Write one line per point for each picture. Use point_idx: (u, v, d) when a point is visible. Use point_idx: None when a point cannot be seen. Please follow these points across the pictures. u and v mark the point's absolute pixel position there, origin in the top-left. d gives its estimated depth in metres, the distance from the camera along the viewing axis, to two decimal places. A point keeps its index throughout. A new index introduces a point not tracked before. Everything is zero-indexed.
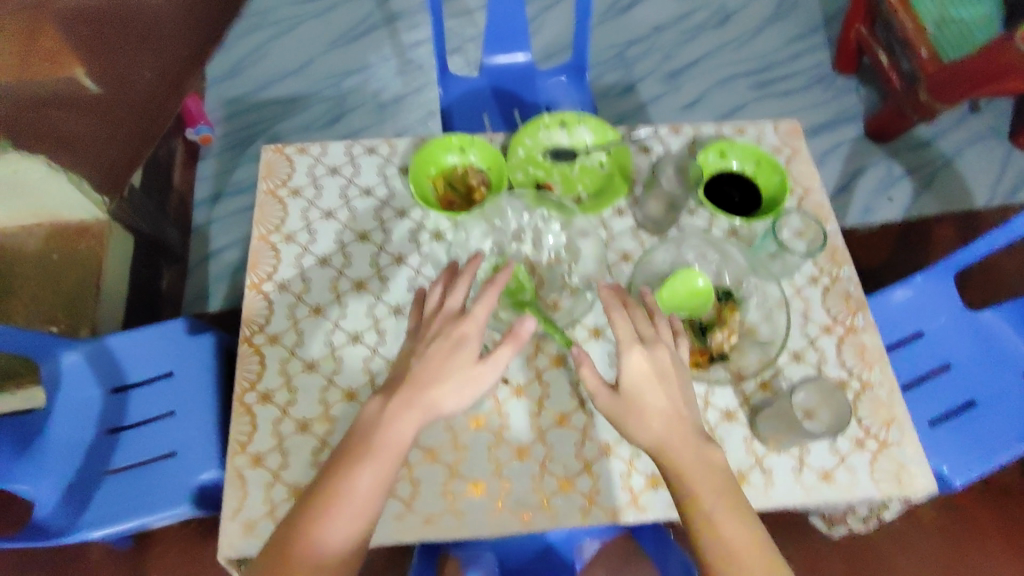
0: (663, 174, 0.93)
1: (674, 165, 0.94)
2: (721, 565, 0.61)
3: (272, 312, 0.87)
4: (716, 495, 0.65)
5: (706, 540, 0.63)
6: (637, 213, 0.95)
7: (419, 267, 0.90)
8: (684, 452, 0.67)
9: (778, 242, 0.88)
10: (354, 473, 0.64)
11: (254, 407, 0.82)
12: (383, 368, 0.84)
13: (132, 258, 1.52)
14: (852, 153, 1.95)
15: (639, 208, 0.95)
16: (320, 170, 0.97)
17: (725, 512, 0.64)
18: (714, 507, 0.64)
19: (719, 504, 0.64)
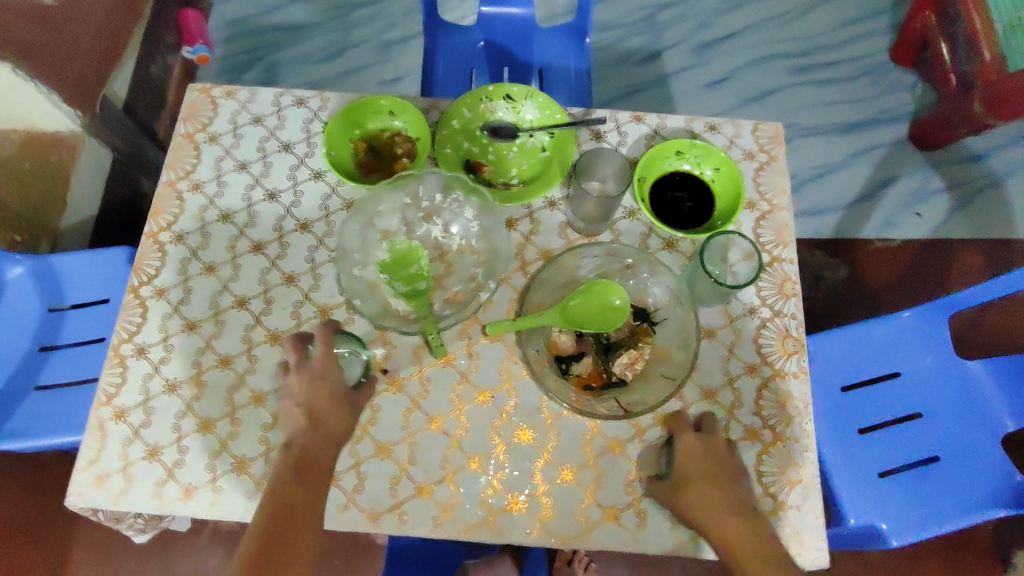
0: (602, 170, 0.87)
1: (614, 165, 0.87)
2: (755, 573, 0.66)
3: (164, 265, 0.84)
4: (728, 518, 0.69)
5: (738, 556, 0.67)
6: (569, 209, 0.86)
7: (322, 236, 0.85)
8: (701, 484, 0.71)
9: (707, 269, 0.78)
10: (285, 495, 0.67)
11: (128, 358, 0.80)
12: (263, 339, 0.81)
13: (106, 180, 1.54)
14: (887, 157, 1.76)
15: (572, 204, 0.86)
16: (243, 118, 0.92)
17: (737, 529, 0.68)
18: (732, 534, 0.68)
19: (743, 542, 0.67)
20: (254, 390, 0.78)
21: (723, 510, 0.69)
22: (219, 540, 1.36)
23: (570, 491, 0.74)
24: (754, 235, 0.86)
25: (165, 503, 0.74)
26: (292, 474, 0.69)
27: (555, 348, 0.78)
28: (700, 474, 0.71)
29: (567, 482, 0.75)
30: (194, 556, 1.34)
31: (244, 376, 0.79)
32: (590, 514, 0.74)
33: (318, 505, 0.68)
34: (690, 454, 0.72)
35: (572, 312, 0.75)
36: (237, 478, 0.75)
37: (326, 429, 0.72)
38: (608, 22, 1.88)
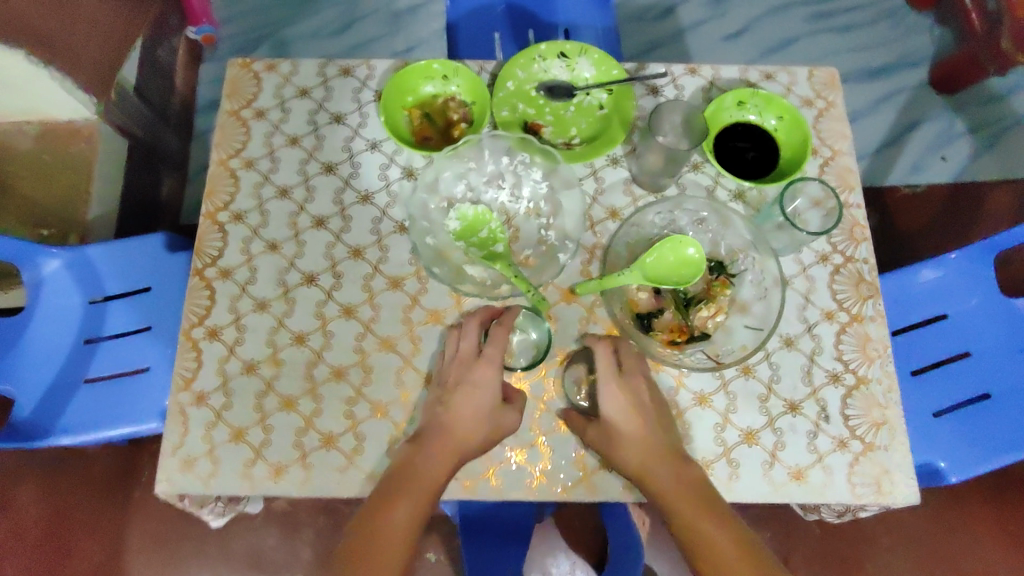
0: (666, 121, 0.83)
1: (678, 115, 0.84)
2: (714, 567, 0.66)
3: (226, 245, 0.82)
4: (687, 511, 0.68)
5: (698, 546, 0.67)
6: (633, 164, 0.85)
7: (384, 208, 0.84)
8: (632, 442, 0.71)
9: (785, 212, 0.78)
10: (392, 502, 0.67)
11: (201, 342, 0.78)
12: (336, 314, 0.79)
13: (126, 166, 1.48)
14: (911, 101, 1.75)
15: (635, 159, 0.85)
16: (288, 92, 0.90)
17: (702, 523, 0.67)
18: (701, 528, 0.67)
19: (681, 492, 0.68)
20: (333, 365, 0.77)
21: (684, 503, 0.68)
22: (273, 519, 1.36)
23: None
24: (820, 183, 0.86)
25: (255, 483, 0.73)
26: (397, 480, 0.68)
27: (635, 305, 0.78)
28: (652, 459, 0.70)
29: None
30: (250, 536, 1.35)
31: (321, 351, 0.78)
32: None
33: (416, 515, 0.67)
34: (624, 418, 0.72)
35: (648, 267, 0.74)
36: (326, 453, 0.74)
37: (455, 431, 0.70)
38: None
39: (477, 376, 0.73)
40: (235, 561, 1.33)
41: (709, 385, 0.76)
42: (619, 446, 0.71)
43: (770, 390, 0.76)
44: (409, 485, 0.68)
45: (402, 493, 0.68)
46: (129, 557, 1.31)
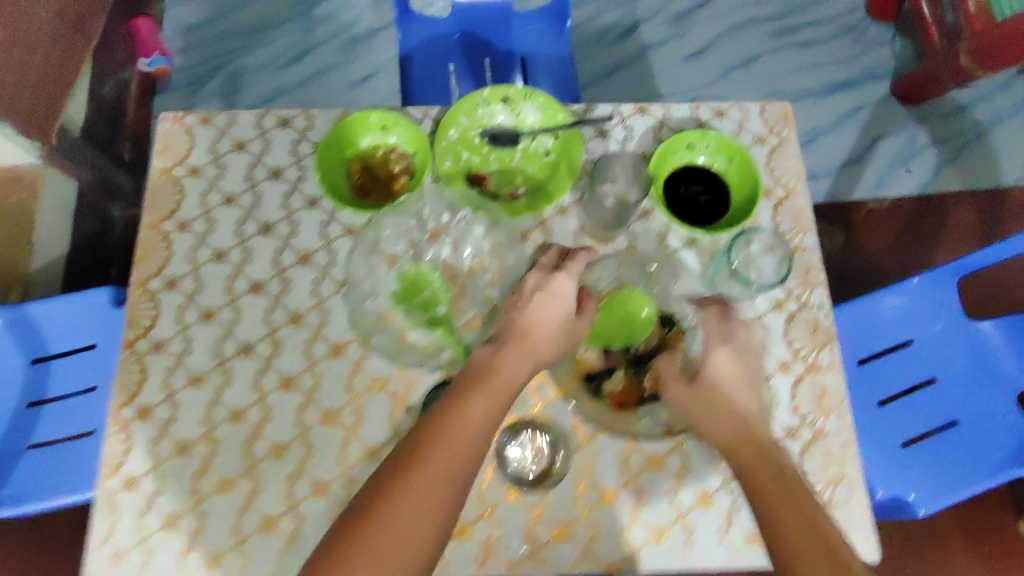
0: (610, 173, 0.82)
1: (624, 166, 0.82)
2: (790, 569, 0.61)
3: (159, 315, 0.78)
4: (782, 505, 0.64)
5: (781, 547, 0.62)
6: (581, 213, 0.82)
7: (325, 267, 0.80)
8: (724, 417, 0.69)
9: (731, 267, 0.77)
10: (441, 434, 0.63)
11: (133, 422, 0.75)
12: (275, 386, 0.76)
13: (75, 211, 1.45)
14: (870, 120, 1.75)
15: (585, 207, 0.82)
16: (225, 145, 0.86)
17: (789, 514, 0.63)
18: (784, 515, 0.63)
19: (773, 479, 0.65)
20: (272, 441, 0.74)
21: (771, 488, 0.65)
22: None
23: (613, 515, 0.71)
24: (774, 225, 0.83)
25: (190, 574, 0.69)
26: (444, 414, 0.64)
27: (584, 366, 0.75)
28: (744, 445, 0.68)
29: (609, 505, 0.72)
30: None
31: (260, 426, 0.74)
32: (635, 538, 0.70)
33: (464, 447, 0.63)
34: (709, 398, 0.70)
35: (598, 330, 0.75)
36: (265, 537, 0.71)
37: (503, 370, 0.68)
38: None
39: (531, 319, 0.71)
40: None
41: (663, 445, 0.73)
42: (715, 417, 0.69)
43: None
44: (460, 419, 0.64)
45: (451, 426, 0.63)
46: None
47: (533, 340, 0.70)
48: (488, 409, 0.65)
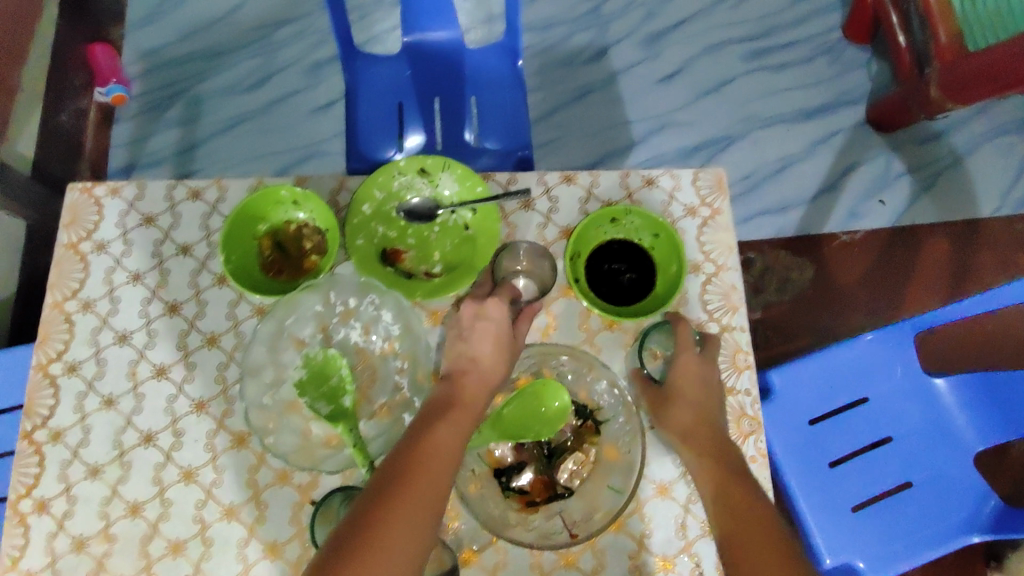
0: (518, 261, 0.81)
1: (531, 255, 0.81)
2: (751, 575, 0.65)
3: (58, 403, 0.76)
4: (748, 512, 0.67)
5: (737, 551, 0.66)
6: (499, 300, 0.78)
7: (232, 351, 0.78)
8: (689, 407, 0.72)
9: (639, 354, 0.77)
10: (414, 469, 0.61)
11: (29, 516, 0.72)
12: (175, 479, 0.73)
13: (24, 249, 1.43)
14: (846, 144, 1.70)
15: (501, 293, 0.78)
16: (134, 220, 0.83)
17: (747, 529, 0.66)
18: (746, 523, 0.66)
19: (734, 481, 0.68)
20: (170, 539, 0.71)
21: (732, 484, 0.68)
22: None
23: None
24: (702, 304, 0.80)
25: None
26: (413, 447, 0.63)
27: (495, 462, 0.71)
28: (709, 444, 0.70)
29: None
30: None
31: (158, 523, 0.72)
32: None
33: (435, 483, 0.62)
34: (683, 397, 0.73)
35: (507, 421, 0.72)
36: None
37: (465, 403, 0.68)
38: (552, 19, 1.76)
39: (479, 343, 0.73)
40: None
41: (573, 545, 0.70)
42: (680, 409, 0.72)
43: (642, 546, 0.71)
44: (427, 456, 0.63)
45: (421, 463, 0.62)
46: None
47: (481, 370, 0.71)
48: (455, 441, 0.65)
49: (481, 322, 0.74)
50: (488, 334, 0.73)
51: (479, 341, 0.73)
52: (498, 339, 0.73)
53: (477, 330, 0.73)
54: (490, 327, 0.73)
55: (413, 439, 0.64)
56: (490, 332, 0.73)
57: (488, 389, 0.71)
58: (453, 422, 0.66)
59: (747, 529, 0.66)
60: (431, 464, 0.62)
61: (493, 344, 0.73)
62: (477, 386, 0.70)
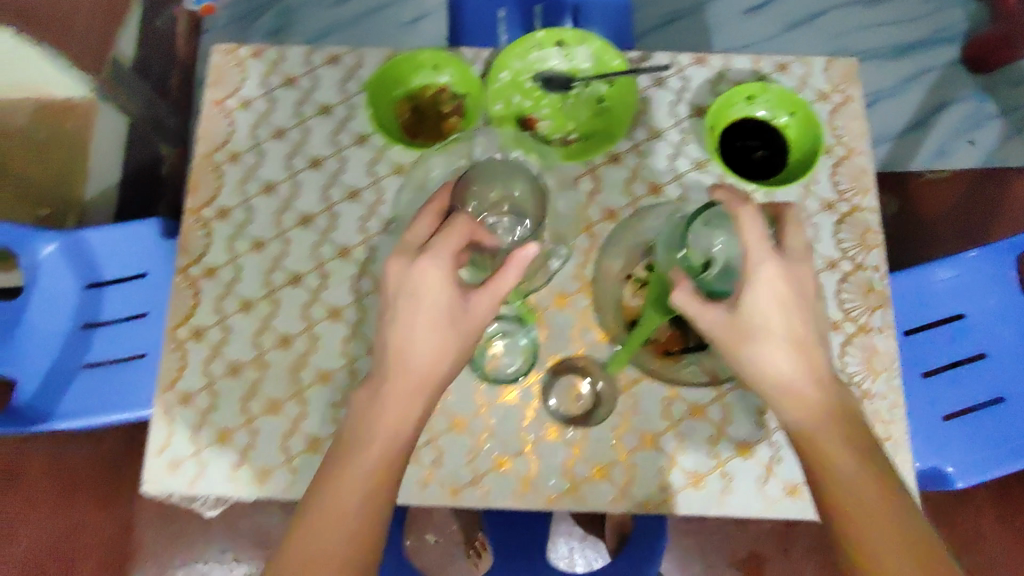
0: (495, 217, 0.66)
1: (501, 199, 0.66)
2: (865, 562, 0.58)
3: (211, 243, 0.80)
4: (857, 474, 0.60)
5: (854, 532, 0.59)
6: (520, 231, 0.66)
7: (372, 205, 0.80)
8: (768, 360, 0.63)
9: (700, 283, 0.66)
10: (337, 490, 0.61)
11: (187, 342, 0.78)
12: (322, 317, 0.77)
13: (125, 144, 1.46)
14: (940, 80, 1.66)
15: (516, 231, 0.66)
16: (276, 80, 0.85)
17: (859, 494, 0.60)
18: (856, 495, 0.60)
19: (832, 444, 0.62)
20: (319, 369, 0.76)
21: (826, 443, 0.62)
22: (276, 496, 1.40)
23: (652, 458, 0.73)
24: (833, 185, 0.80)
25: (241, 486, 0.74)
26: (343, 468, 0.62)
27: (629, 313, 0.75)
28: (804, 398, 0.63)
29: (649, 449, 0.73)
30: (255, 514, 1.39)
31: (307, 355, 0.77)
32: (673, 481, 0.72)
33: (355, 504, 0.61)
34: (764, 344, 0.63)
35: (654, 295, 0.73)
36: (313, 457, 0.75)
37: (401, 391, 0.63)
38: None
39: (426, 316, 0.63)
40: (241, 538, 1.38)
41: (704, 394, 0.74)
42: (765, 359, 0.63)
43: (769, 402, 0.74)
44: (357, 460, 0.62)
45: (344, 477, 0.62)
46: (138, 532, 1.38)
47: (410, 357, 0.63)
48: (365, 485, 0.61)
49: (407, 299, 0.63)
50: (421, 311, 0.62)
51: (401, 335, 0.63)
52: (429, 324, 0.63)
53: (405, 311, 0.63)
54: (429, 295, 0.62)
55: (324, 484, 0.62)
56: (425, 307, 0.62)
57: (420, 388, 0.63)
58: (364, 460, 0.62)
59: (865, 513, 0.59)
60: (335, 518, 0.61)
61: (425, 321, 0.63)
62: (396, 396, 0.63)
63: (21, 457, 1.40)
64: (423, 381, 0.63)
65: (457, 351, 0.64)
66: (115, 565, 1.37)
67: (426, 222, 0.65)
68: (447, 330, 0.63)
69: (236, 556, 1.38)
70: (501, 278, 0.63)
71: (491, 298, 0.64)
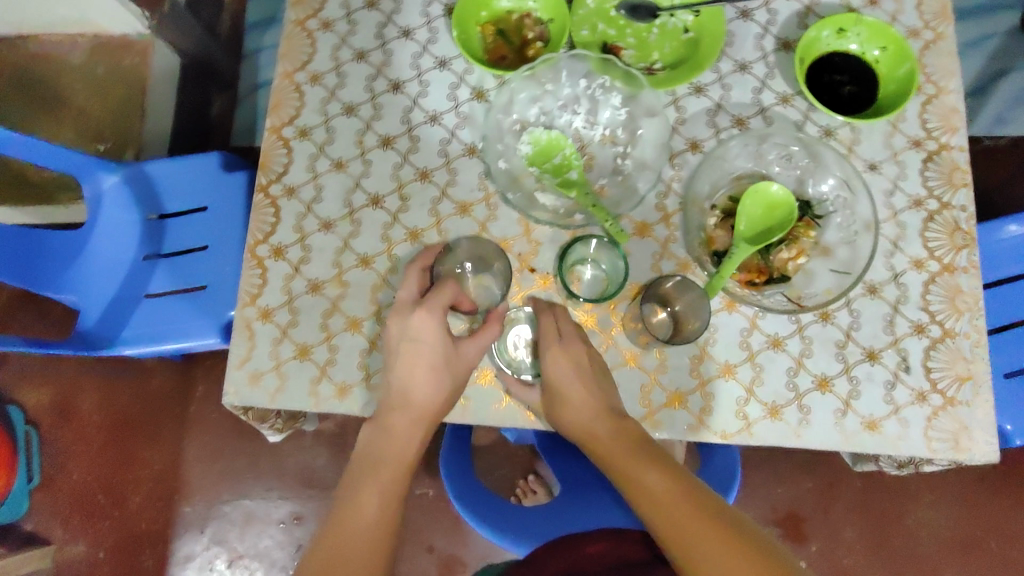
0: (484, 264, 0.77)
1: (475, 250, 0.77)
2: None
3: (292, 162, 0.80)
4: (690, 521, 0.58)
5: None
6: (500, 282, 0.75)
7: (454, 129, 0.80)
8: (575, 407, 0.69)
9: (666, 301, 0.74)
10: (357, 502, 0.65)
11: (267, 259, 0.78)
12: (403, 238, 0.78)
13: (177, 84, 1.43)
14: (1003, 45, 1.58)
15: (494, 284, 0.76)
16: (356, 3, 0.85)
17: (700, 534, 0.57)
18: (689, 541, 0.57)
19: (669, 494, 0.61)
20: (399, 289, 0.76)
21: (659, 487, 0.62)
22: (322, 440, 1.40)
23: (730, 387, 0.72)
24: (920, 123, 0.79)
25: (321, 401, 0.74)
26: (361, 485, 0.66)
27: (711, 243, 0.75)
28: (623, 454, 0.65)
29: (727, 378, 0.73)
30: (300, 455, 1.40)
31: (386, 275, 0.77)
32: (751, 411, 0.72)
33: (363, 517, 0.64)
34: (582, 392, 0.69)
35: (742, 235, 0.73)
36: None
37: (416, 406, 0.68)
38: None
39: (411, 350, 0.69)
40: (286, 478, 1.39)
41: (785, 326, 0.73)
42: (580, 414, 0.68)
43: (849, 337, 0.73)
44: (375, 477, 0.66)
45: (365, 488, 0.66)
46: (187, 468, 1.40)
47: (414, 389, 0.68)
48: (381, 503, 0.65)
49: (408, 350, 0.69)
50: (417, 360, 0.68)
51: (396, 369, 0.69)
52: (427, 364, 0.68)
53: (403, 362, 0.69)
54: (427, 344, 0.68)
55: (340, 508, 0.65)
56: (424, 353, 0.68)
57: (423, 419, 0.69)
58: (377, 480, 0.66)
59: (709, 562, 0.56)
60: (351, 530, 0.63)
61: (426, 366, 0.68)
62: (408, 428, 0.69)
63: (75, 388, 1.42)
64: (423, 414, 0.69)
65: (450, 388, 0.69)
66: (165, 498, 1.39)
67: (413, 281, 0.71)
68: (444, 372, 0.69)
69: (281, 495, 1.39)
70: (484, 330, 0.70)
71: (482, 344, 0.70)
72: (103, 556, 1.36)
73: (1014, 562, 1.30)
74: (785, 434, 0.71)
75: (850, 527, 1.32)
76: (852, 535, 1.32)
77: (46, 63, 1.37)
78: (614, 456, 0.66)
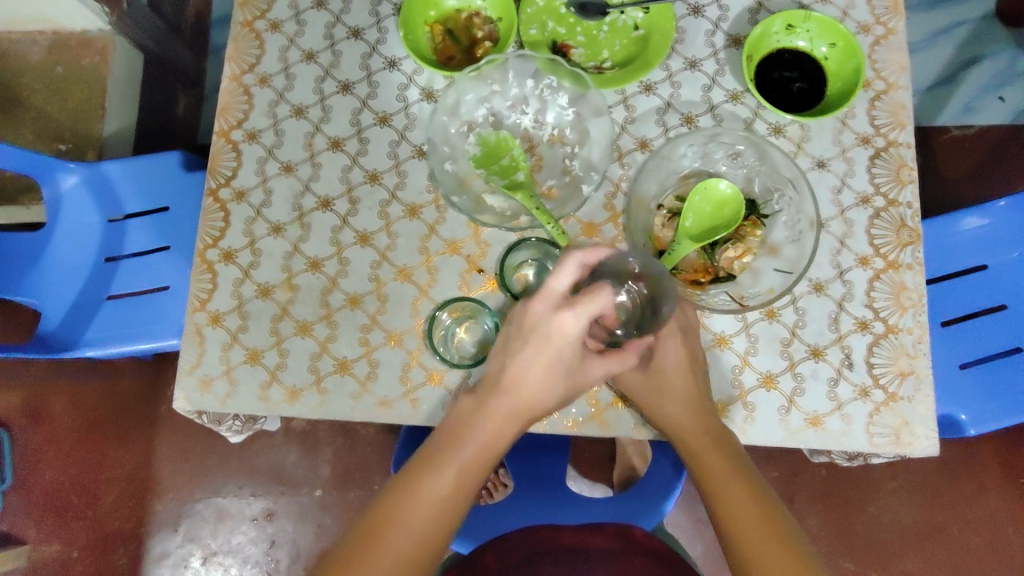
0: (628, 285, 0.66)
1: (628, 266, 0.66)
2: (728, 524, 0.64)
3: (240, 165, 0.80)
4: (706, 448, 0.68)
5: (715, 495, 0.66)
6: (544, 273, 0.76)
7: (403, 131, 0.80)
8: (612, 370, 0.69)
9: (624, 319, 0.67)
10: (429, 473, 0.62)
11: (216, 264, 0.78)
12: (352, 241, 0.78)
13: (142, 83, 1.38)
14: (973, 34, 1.57)
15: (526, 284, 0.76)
16: (305, 2, 0.84)
17: (716, 460, 0.67)
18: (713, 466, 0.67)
19: (686, 425, 0.69)
20: (349, 292, 0.76)
21: (680, 415, 0.69)
22: (293, 437, 1.41)
23: None
24: (869, 119, 0.79)
25: (271, 405, 0.74)
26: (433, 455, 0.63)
27: (658, 243, 0.75)
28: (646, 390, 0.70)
29: None
30: (272, 452, 1.40)
31: (336, 278, 0.77)
32: None
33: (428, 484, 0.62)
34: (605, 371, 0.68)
35: (692, 232, 0.73)
36: (340, 378, 0.75)
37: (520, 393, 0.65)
38: None
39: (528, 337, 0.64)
40: (257, 476, 1.40)
41: (732, 324, 0.74)
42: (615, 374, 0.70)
43: (794, 335, 0.74)
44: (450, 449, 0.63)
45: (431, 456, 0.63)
46: (158, 466, 1.40)
47: (522, 385, 0.64)
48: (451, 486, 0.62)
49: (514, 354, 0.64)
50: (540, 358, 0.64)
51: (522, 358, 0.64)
52: (551, 361, 0.64)
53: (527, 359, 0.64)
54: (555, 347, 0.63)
55: (405, 483, 0.62)
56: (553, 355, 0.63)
57: (519, 415, 0.65)
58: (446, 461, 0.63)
59: (728, 486, 0.66)
60: (424, 510, 0.61)
61: (539, 360, 0.64)
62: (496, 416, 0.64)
63: (44, 391, 1.42)
64: (522, 413, 0.65)
65: (556, 399, 0.65)
66: (137, 497, 1.39)
67: (569, 274, 0.62)
68: (559, 380, 0.65)
69: (252, 492, 1.40)
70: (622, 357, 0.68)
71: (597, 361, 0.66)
72: (76, 554, 1.37)
73: (973, 546, 1.33)
74: (737, 428, 0.72)
75: (815, 514, 1.34)
76: (817, 523, 1.34)
77: (4, 60, 1.36)
78: (708, 464, 0.67)
